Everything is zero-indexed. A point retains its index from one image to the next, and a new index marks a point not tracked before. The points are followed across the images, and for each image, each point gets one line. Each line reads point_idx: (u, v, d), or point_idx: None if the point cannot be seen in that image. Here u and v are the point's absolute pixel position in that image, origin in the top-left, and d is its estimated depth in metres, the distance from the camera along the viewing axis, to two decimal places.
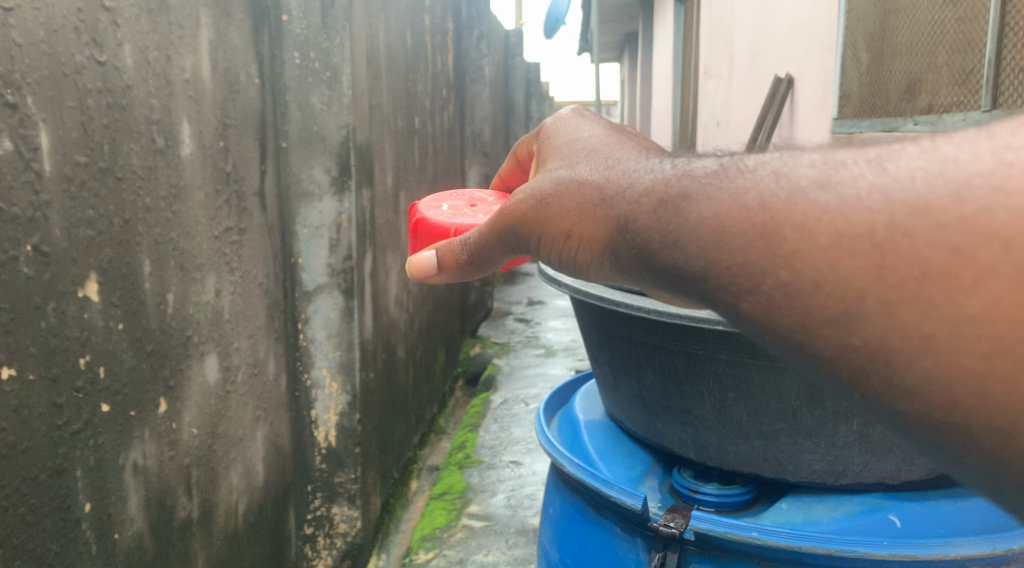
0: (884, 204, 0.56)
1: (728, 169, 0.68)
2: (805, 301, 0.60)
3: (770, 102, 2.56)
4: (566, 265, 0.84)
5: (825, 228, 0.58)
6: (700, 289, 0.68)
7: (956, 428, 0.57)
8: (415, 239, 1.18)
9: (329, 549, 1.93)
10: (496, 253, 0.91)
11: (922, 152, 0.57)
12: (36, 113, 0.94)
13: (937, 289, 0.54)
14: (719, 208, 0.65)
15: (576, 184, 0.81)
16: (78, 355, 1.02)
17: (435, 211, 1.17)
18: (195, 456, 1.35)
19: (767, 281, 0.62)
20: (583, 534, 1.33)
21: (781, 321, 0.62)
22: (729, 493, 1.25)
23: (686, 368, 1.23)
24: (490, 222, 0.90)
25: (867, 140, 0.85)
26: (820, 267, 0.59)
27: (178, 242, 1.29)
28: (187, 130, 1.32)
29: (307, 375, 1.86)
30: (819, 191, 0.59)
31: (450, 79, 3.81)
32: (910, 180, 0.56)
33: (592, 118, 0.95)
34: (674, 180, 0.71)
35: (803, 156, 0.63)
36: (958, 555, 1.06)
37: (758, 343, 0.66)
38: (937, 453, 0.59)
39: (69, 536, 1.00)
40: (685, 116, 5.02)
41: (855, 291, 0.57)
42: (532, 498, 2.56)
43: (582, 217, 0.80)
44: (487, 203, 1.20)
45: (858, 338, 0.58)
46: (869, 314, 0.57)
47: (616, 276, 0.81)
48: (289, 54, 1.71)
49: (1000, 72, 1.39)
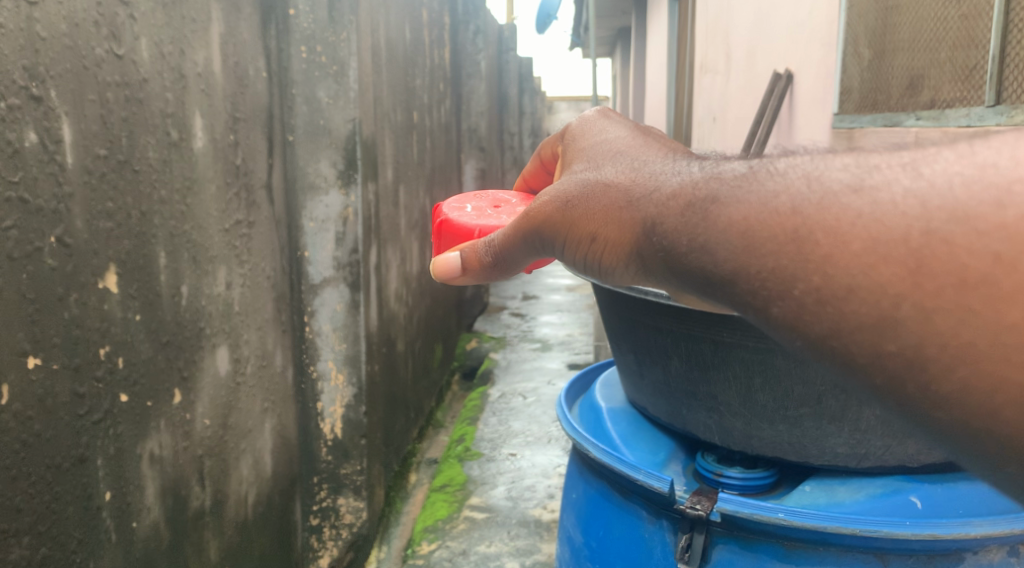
0: (921, 211, 0.57)
1: (757, 172, 0.68)
2: (838, 307, 0.60)
3: (767, 98, 2.58)
4: (591, 267, 0.86)
5: (859, 233, 0.59)
6: (727, 292, 0.68)
7: (999, 438, 0.56)
8: (439, 241, 1.21)
9: (335, 540, 1.94)
10: (520, 255, 0.93)
11: (958, 157, 0.57)
12: (58, 105, 0.95)
13: (976, 297, 0.55)
14: (749, 211, 0.66)
15: (602, 186, 0.83)
16: (98, 345, 1.03)
17: (460, 213, 1.19)
18: (208, 447, 1.36)
19: (798, 286, 0.62)
20: (607, 518, 1.30)
21: (813, 327, 0.62)
22: (752, 477, 1.21)
23: (714, 354, 1.18)
24: (514, 224, 0.92)
25: (881, 141, 0.87)
26: (853, 274, 0.59)
27: (191, 234, 1.30)
28: (199, 123, 1.33)
29: (314, 367, 1.89)
30: (852, 196, 0.60)
31: (447, 73, 3.83)
32: (946, 186, 0.56)
33: (617, 120, 0.97)
34: (702, 184, 0.72)
35: (835, 159, 0.64)
36: (978, 534, 1.04)
37: (786, 348, 0.66)
38: (972, 461, 0.59)
39: (90, 524, 1.01)
40: (679, 111, 5.04)
41: (891, 297, 0.58)
42: (532, 490, 2.58)
43: (607, 219, 0.81)
44: (510, 204, 1.21)
45: (893, 345, 0.59)
46: (905, 320, 0.57)
47: (642, 279, 0.83)
48: (296, 48, 1.73)
49: (1004, 69, 1.41)
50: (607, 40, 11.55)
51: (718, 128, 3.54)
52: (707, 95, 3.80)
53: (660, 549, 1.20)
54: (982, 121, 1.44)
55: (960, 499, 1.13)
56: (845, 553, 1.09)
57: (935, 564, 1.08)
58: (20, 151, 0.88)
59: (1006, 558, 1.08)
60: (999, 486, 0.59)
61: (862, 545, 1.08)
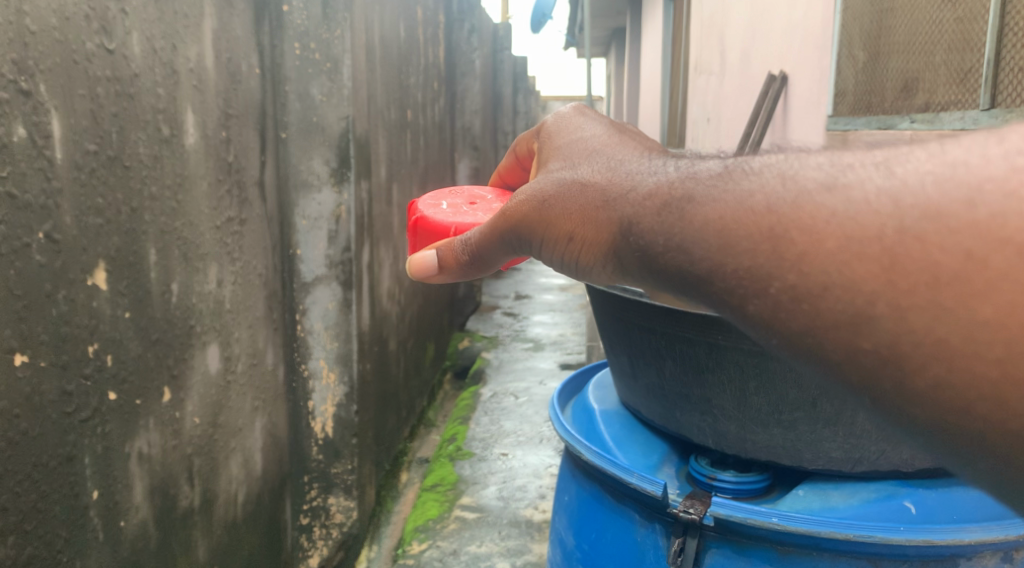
0: (894, 209, 0.56)
1: (734, 171, 0.68)
2: (813, 304, 0.60)
3: (762, 100, 2.59)
4: (568, 266, 0.86)
5: (833, 232, 0.58)
6: (704, 291, 0.68)
7: (976, 437, 0.56)
8: (415, 237, 1.21)
9: (325, 540, 1.94)
10: (497, 254, 0.93)
11: (930, 156, 0.57)
12: (47, 100, 0.94)
13: (949, 294, 0.54)
14: (724, 210, 0.66)
15: (579, 186, 0.82)
16: (87, 343, 1.02)
17: (435, 209, 1.19)
18: (197, 445, 1.35)
19: (774, 284, 0.62)
20: (600, 520, 1.30)
21: (789, 324, 0.62)
22: (746, 480, 1.21)
23: (708, 357, 1.18)
24: (490, 224, 0.91)
25: (864, 145, 0.87)
26: (828, 271, 0.59)
27: (182, 232, 1.29)
28: (190, 120, 1.31)
29: (305, 365, 1.88)
30: (825, 194, 0.60)
31: (441, 71, 3.81)
32: (918, 184, 0.56)
33: (593, 117, 0.97)
34: (678, 183, 0.72)
35: (810, 158, 0.63)
36: (972, 540, 1.04)
37: (765, 347, 0.66)
38: (952, 458, 0.58)
39: (77, 523, 1.00)
40: (674, 112, 5.04)
41: (865, 295, 0.57)
42: (523, 490, 2.57)
43: (584, 219, 0.81)
44: (485, 201, 1.22)
45: (868, 342, 0.58)
46: (880, 318, 0.57)
47: (619, 277, 0.83)
48: (290, 44, 1.72)
49: (999, 72, 1.41)
50: (602, 40, 11.53)
51: (713, 130, 3.52)
52: (701, 97, 3.80)
53: (654, 553, 1.20)
54: (976, 125, 1.45)
55: (954, 505, 1.13)
56: (839, 557, 1.09)
57: None
58: (8, 146, 0.87)
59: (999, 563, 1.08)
60: (979, 483, 0.58)
61: (857, 548, 1.08)
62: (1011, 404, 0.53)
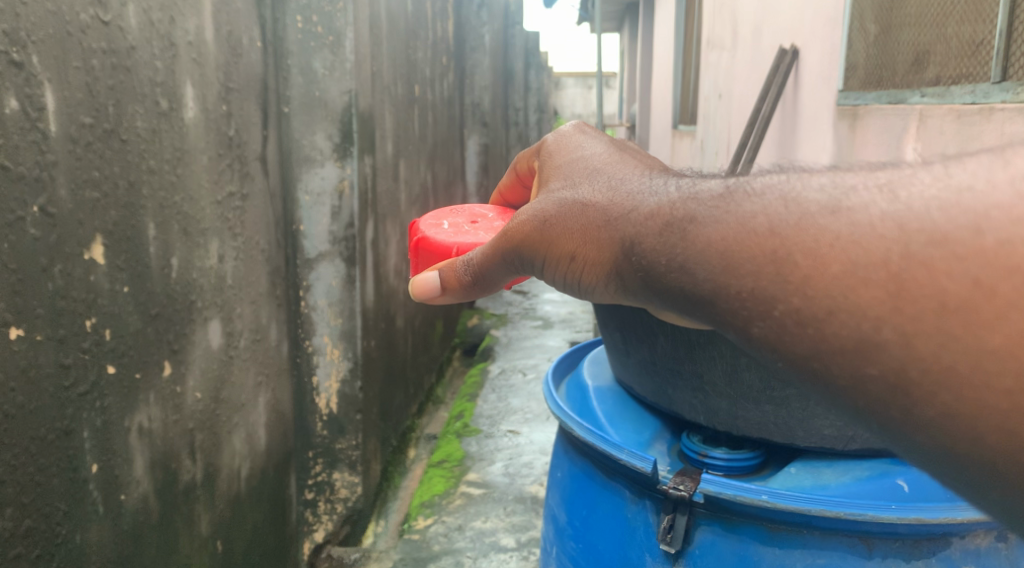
0: (899, 234, 0.55)
1: (734, 192, 0.66)
2: (819, 328, 0.58)
3: (773, 75, 2.52)
4: (570, 286, 0.84)
5: (837, 255, 0.57)
6: (707, 313, 0.66)
7: (986, 466, 0.53)
8: (417, 259, 1.19)
9: (330, 514, 1.96)
10: (500, 274, 0.91)
11: (935, 179, 0.55)
12: (40, 72, 0.93)
13: (958, 321, 0.52)
14: (727, 231, 0.64)
15: (579, 206, 0.81)
16: (84, 317, 1.02)
17: (437, 230, 1.18)
18: (199, 420, 1.35)
19: (778, 307, 0.60)
20: (591, 498, 1.29)
21: (793, 348, 0.60)
22: (738, 457, 1.19)
23: (699, 334, 1.15)
24: (493, 244, 0.90)
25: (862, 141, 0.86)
26: (833, 294, 0.57)
27: (181, 206, 1.28)
28: (190, 93, 1.30)
29: (309, 342, 1.88)
30: (829, 217, 0.58)
31: (450, 45, 3.78)
32: (923, 209, 0.54)
33: (594, 136, 0.97)
34: (679, 204, 0.71)
35: (812, 179, 0.62)
36: (965, 518, 1.04)
37: (769, 367, 0.63)
38: (960, 485, 0.56)
39: (76, 496, 1.01)
40: (687, 85, 4.99)
41: (871, 320, 0.55)
42: (529, 466, 2.57)
43: (586, 239, 0.79)
44: (488, 219, 1.22)
45: (875, 367, 0.56)
46: (887, 344, 0.55)
47: (622, 297, 0.81)
48: (292, 17, 1.71)
49: (1011, 44, 1.37)
50: (614, 16, 11.46)
51: (722, 106, 3.50)
52: (712, 71, 3.76)
53: (643, 530, 1.19)
54: (987, 98, 1.40)
55: None
56: (829, 536, 1.07)
57: (921, 548, 1.06)
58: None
59: (994, 544, 1.08)
60: (989, 510, 0.56)
61: (848, 528, 1.07)
62: (1018, 429, 0.51)
